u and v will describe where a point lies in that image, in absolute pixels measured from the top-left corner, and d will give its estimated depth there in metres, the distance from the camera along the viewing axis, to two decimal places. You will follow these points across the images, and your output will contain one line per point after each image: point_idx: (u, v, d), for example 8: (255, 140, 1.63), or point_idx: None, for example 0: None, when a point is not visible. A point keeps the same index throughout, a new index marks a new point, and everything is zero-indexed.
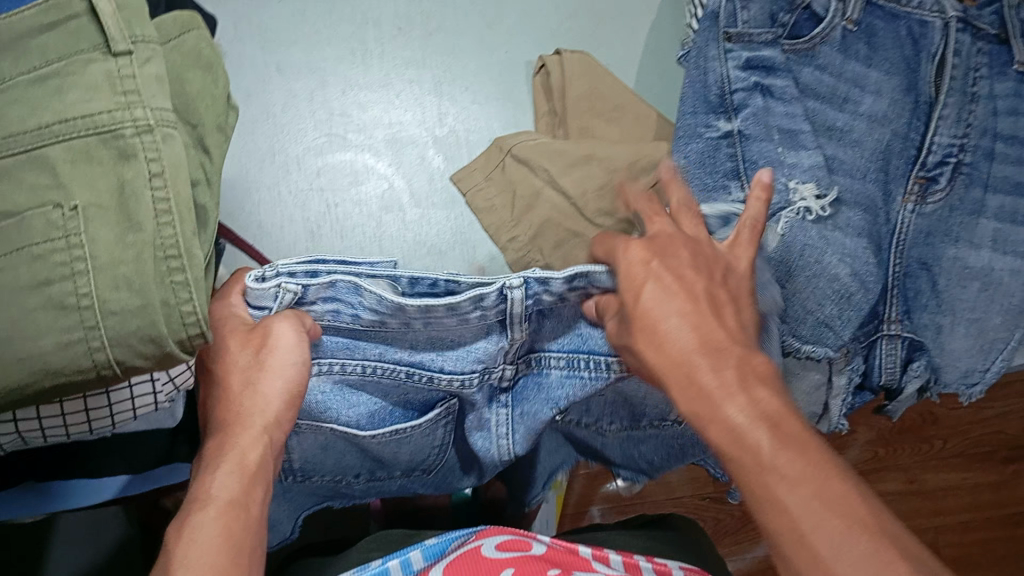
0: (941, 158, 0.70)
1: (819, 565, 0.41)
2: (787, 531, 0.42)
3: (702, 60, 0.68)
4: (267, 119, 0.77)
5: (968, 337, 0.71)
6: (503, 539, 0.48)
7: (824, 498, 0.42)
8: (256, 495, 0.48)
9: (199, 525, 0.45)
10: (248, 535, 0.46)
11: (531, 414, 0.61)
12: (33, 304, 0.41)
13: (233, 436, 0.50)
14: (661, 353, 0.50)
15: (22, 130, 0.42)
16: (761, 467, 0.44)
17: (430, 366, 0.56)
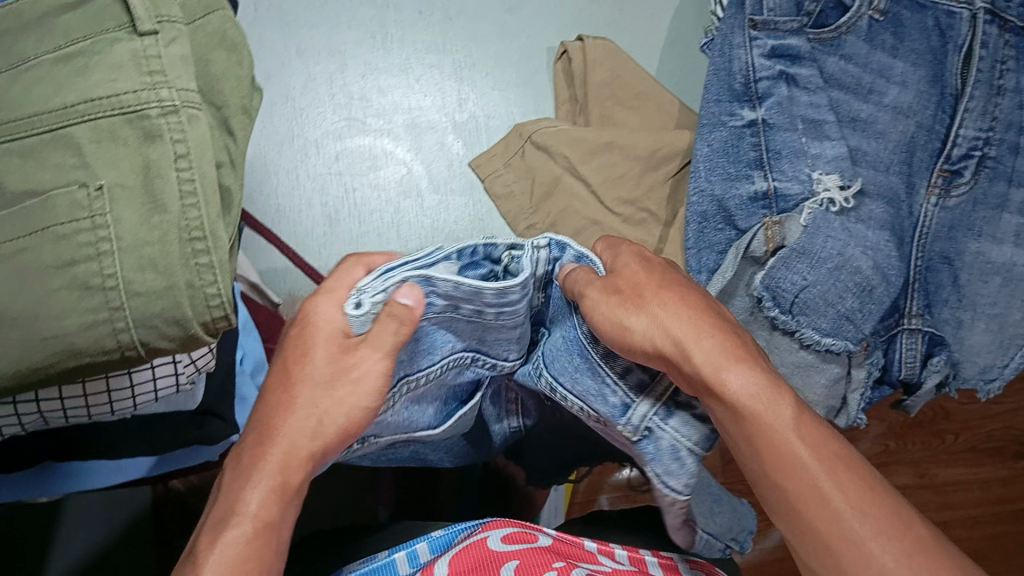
0: (965, 151, 0.69)
1: (843, 523, 0.41)
2: (808, 491, 0.42)
3: (727, 47, 0.68)
4: (286, 103, 0.76)
5: (987, 333, 0.70)
6: (510, 531, 0.47)
7: (843, 460, 0.43)
8: (287, 516, 0.43)
9: (234, 545, 0.40)
10: (274, 564, 0.41)
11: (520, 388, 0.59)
12: (57, 284, 0.41)
13: (265, 444, 0.43)
14: (678, 319, 0.45)
15: (48, 109, 0.42)
16: (780, 431, 0.43)
17: (496, 355, 0.52)
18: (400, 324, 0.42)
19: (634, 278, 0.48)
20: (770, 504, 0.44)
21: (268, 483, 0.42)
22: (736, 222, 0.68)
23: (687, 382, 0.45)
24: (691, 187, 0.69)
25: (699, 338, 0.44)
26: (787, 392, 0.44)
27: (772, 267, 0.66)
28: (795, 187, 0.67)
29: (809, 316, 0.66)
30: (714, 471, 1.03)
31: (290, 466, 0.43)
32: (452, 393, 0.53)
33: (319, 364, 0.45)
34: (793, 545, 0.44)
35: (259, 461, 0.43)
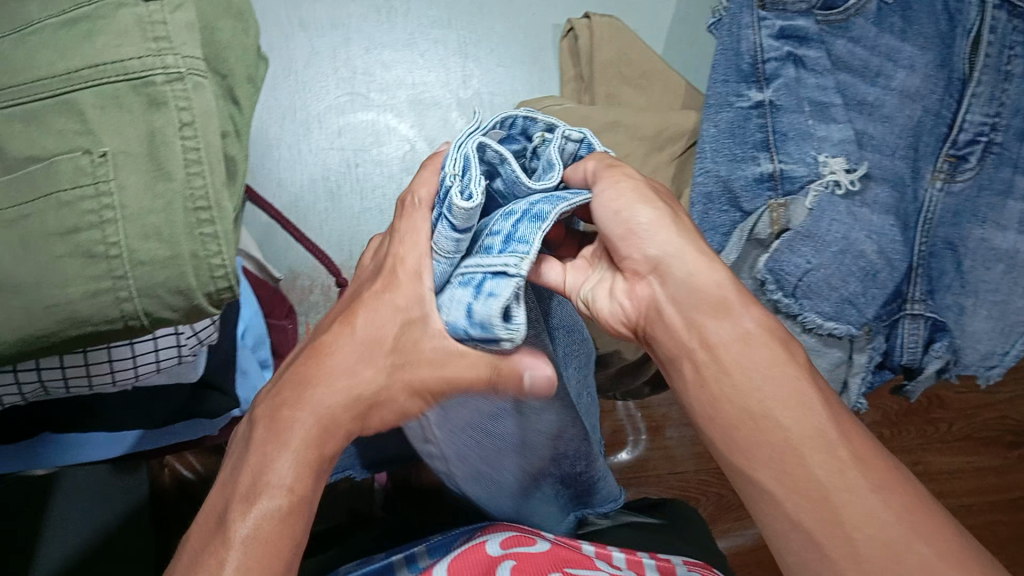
0: (972, 137, 0.68)
1: (844, 463, 0.42)
2: (813, 432, 0.43)
3: (736, 27, 0.69)
4: (289, 76, 0.75)
5: (988, 320, 0.69)
6: (507, 535, 0.49)
7: (840, 414, 0.44)
8: (316, 488, 0.46)
9: (268, 516, 0.43)
10: (298, 531, 0.44)
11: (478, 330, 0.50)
12: (60, 251, 0.41)
13: (294, 415, 0.47)
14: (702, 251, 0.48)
15: (50, 74, 0.41)
16: (790, 370, 0.45)
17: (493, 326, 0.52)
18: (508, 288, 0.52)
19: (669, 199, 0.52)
20: (759, 450, 0.44)
21: (300, 455, 0.45)
22: (741, 204, 0.68)
23: (693, 299, 0.47)
24: (697, 167, 0.69)
25: (713, 261, 0.48)
26: (795, 346, 0.47)
27: (776, 249, 0.66)
28: (800, 169, 0.66)
29: (813, 299, 0.66)
30: (707, 455, 1.03)
31: (323, 440, 0.47)
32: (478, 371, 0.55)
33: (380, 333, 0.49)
34: (777, 496, 0.43)
35: (287, 433, 0.46)
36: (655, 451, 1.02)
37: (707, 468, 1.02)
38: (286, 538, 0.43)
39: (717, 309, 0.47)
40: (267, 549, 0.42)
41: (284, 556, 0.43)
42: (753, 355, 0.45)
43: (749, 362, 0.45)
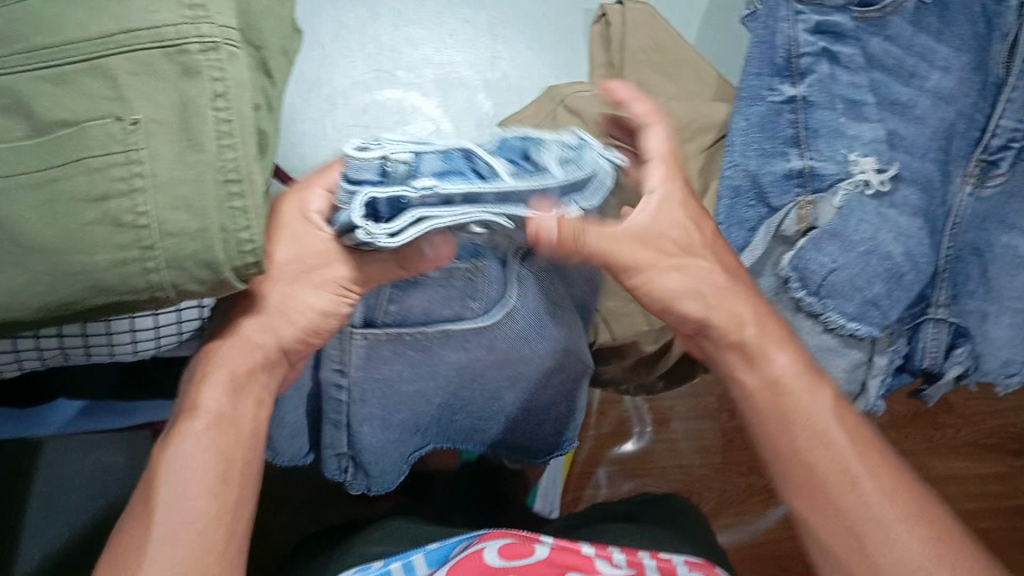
0: (1005, 142, 0.67)
1: (871, 498, 0.49)
2: (840, 472, 0.50)
3: (772, 20, 0.67)
4: (316, 49, 0.75)
5: (1011, 328, 0.68)
6: (505, 545, 0.46)
7: (869, 453, 0.51)
8: (244, 406, 0.51)
9: (193, 436, 0.49)
10: (237, 450, 0.50)
11: (434, 307, 0.58)
12: (89, 219, 0.40)
13: (216, 349, 0.52)
14: (733, 301, 0.56)
15: (84, 38, 0.40)
16: (813, 409, 0.52)
17: (451, 318, 0.58)
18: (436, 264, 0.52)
19: (688, 236, 0.57)
20: (795, 481, 0.52)
21: (220, 382, 0.51)
22: (768, 199, 0.67)
23: (728, 347, 0.56)
24: (724, 161, 0.68)
25: (741, 300, 0.57)
26: (820, 385, 0.54)
27: (801, 248, 0.66)
28: (830, 167, 0.66)
29: (835, 299, 0.66)
30: (713, 449, 1.02)
31: (246, 361, 0.52)
32: (422, 338, 0.58)
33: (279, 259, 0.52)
34: (816, 532, 0.51)
35: (208, 367, 0.51)
36: (661, 445, 1.02)
37: (711, 462, 1.02)
38: (213, 473, 0.48)
39: (749, 359, 0.55)
40: (188, 481, 0.47)
41: (211, 482, 0.47)
42: (784, 398, 0.53)
43: (783, 407, 0.53)
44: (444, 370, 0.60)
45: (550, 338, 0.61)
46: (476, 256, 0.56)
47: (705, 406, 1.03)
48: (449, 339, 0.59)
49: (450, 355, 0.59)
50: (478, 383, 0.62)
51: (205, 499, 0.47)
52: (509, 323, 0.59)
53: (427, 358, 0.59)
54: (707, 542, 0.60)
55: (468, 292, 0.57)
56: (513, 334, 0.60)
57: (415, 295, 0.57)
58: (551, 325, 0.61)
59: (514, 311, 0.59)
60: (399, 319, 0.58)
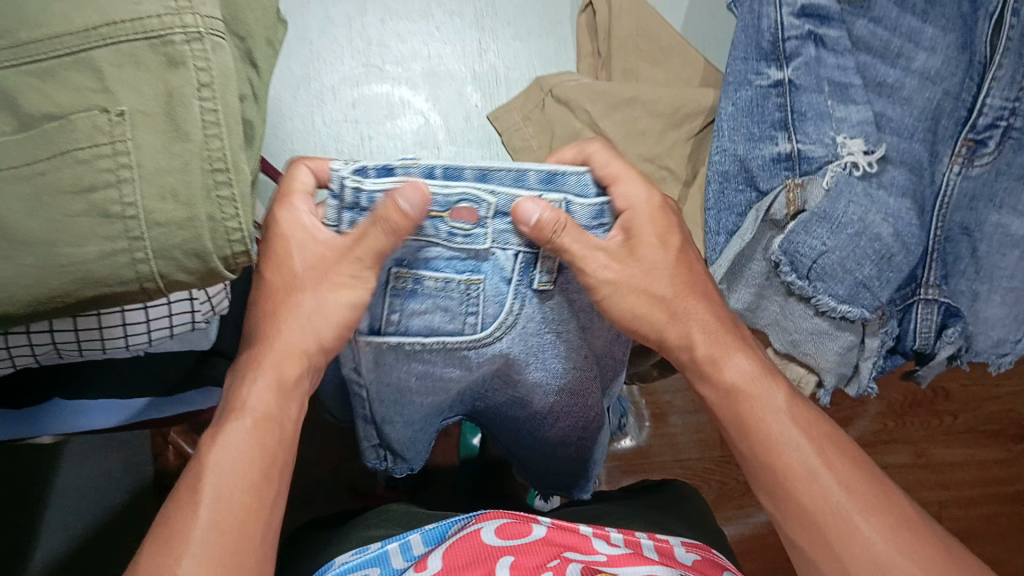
0: (992, 121, 0.66)
1: (829, 492, 0.50)
2: (801, 466, 0.52)
3: (757, 5, 0.66)
4: (304, 46, 0.75)
5: (1004, 306, 0.68)
6: (503, 523, 0.46)
7: (823, 445, 0.53)
8: (290, 411, 0.53)
9: (235, 433, 0.50)
10: (280, 450, 0.51)
11: (435, 306, 0.51)
12: (77, 210, 0.40)
13: (261, 352, 0.53)
14: (699, 317, 0.57)
15: (68, 31, 0.39)
16: (765, 409, 0.54)
17: (447, 330, 0.52)
18: (397, 222, 0.44)
19: (653, 260, 0.56)
20: (761, 474, 0.53)
21: (267, 383, 0.52)
22: (756, 184, 0.68)
23: (688, 356, 0.57)
24: (713, 146, 0.69)
25: (701, 308, 0.57)
26: (773, 376, 0.56)
27: (791, 231, 0.66)
28: (818, 150, 0.65)
29: (825, 282, 0.66)
30: (711, 441, 1.03)
31: (285, 365, 0.53)
32: (423, 352, 0.53)
33: (298, 266, 0.53)
34: (783, 524, 0.52)
35: (257, 363, 0.53)
36: (659, 438, 1.02)
37: (711, 455, 1.02)
38: (256, 469, 0.49)
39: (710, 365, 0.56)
40: (231, 474, 0.48)
41: (254, 479, 0.49)
42: (745, 395, 0.55)
43: (757, 403, 0.54)
44: (450, 382, 0.57)
45: (566, 355, 0.57)
46: (476, 268, 0.49)
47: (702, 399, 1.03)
48: (451, 353, 0.53)
49: (455, 368, 0.55)
50: (496, 387, 0.61)
51: (244, 492, 0.48)
52: (514, 340, 0.54)
53: (432, 369, 0.55)
54: (704, 525, 0.61)
55: (469, 306, 0.51)
56: (526, 347, 0.55)
57: (414, 305, 0.51)
58: (565, 341, 0.56)
59: (515, 329, 0.53)
60: (399, 330, 0.52)
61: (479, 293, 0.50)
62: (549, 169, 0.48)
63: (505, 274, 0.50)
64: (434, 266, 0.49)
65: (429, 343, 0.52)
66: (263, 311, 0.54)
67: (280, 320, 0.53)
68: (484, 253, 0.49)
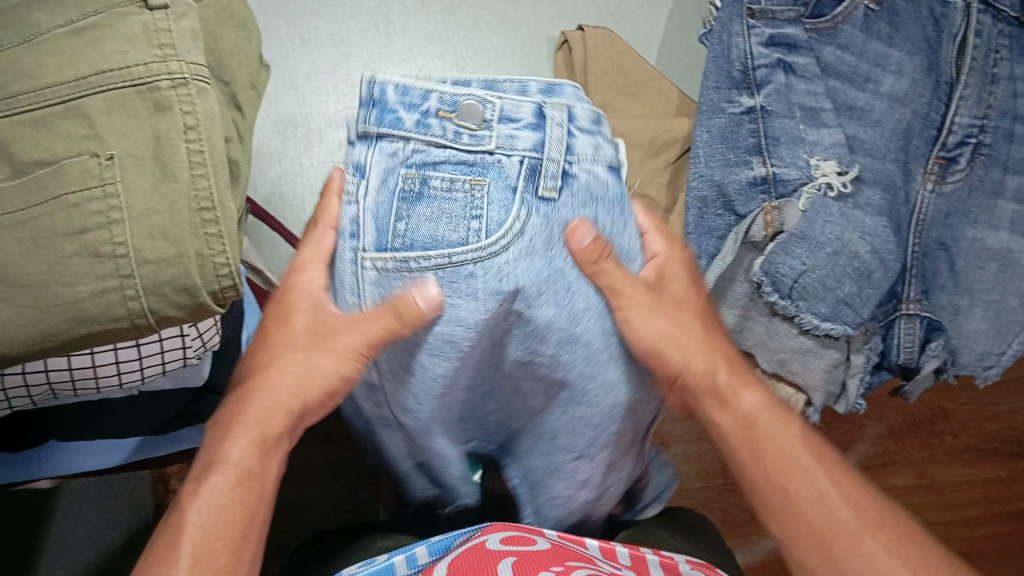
0: (962, 138, 0.70)
1: (830, 505, 0.53)
2: (810, 492, 0.54)
3: (726, 35, 0.69)
4: (290, 92, 0.77)
5: (985, 319, 0.70)
6: (507, 535, 0.49)
7: (838, 480, 0.55)
8: (269, 467, 0.53)
9: (216, 491, 0.50)
10: (259, 507, 0.51)
11: (438, 210, 0.51)
12: (69, 251, 0.41)
13: (239, 420, 0.53)
14: (702, 349, 0.60)
15: (59, 81, 0.42)
16: (782, 440, 0.57)
17: (450, 237, 0.50)
18: (403, 316, 0.50)
19: (682, 292, 0.61)
20: (774, 503, 0.55)
21: (249, 439, 0.52)
22: (735, 208, 0.69)
23: (701, 394, 0.59)
24: (690, 172, 0.70)
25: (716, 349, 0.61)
26: (788, 418, 0.59)
27: (771, 252, 0.67)
28: (793, 172, 0.67)
29: (810, 300, 0.67)
30: (713, 471, 1.02)
31: (267, 423, 0.54)
32: (423, 269, 0.51)
33: (296, 330, 0.55)
34: (785, 544, 0.54)
35: (237, 422, 0.53)
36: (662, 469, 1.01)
37: (713, 485, 1.02)
38: (240, 525, 0.49)
39: (719, 395, 0.59)
40: (215, 530, 0.48)
41: (235, 535, 0.49)
42: (760, 425, 0.58)
43: (771, 438, 0.57)
44: (465, 335, 0.51)
45: (578, 322, 0.54)
46: (480, 170, 0.51)
47: (701, 428, 1.02)
48: (455, 273, 0.50)
49: (462, 310, 0.51)
50: (528, 364, 0.54)
51: (227, 548, 0.48)
52: (523, 255, 0.51)
53: (445, 316, 0.51)
54: (708, 540, 0.61)
55: (472, 210, 0.51)
56: (527, 283, 0.51)
57: (419, 210, 0.51)
58: (580, 300, 0.53)
59: (522, 241, 0.51)
60: (405, 241, 0.50)
61: (478, 197, 0.51)
62: (549, 81, 0.53)
63: (510, 182, 0.51)
64: (440, 166, 0.51)
65: (433, 255, 0.50)
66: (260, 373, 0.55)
67: (263, 373, 0.55)
68: (489, 159, 0.51)
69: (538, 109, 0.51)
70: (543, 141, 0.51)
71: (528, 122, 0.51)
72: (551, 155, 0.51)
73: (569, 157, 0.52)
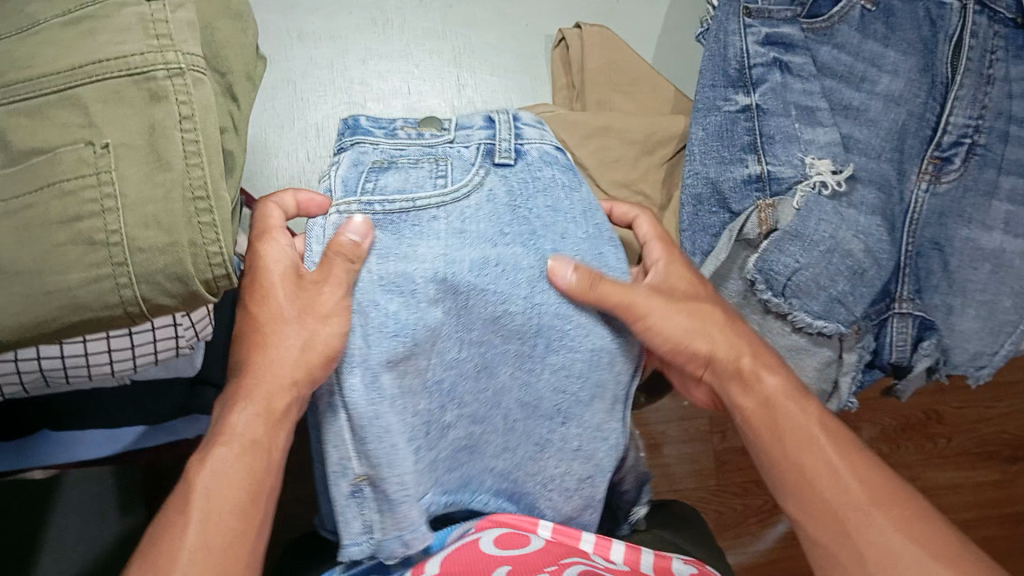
0: (956, 138, 0.70)
1: (839, 478, 0.55)
2: (825, 468, 0.55)
3: (722, 35, 0.70)
4: (287, 86, 0.78)
5: (977, 319, 0.70)
6: (501, 534, 0.54)
7: (852, 456, 0.56)
8: (276, 438, 0.54)
9: (223, 459, 0.51)
10: (265, 477, 0.52)
11: (407, 176, 0.59)
12: (62, 238, 0.42)
13: (246, 391, 0.54)
14: (727, 338, 0.61)
15: (56, 71, 0.43)
16: (798, 417, 0.58)
17: (416, 190, 0.59)
18: (348, 256, 0.55)
19: (694, 289, 0.63)
20: (790, 480, 0.57)
21: (256, 409, 0.53)
22: (730, 205, 0.69)
23: (722, 376, 0.62)
24: (686, 170, 0.70)
25: (740, 338, 0.62)
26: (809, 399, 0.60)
27: (765, 250, 0.67)
28: (787, 170, 0.67)
29: (802, 298, 0.67)
30: (708, 472, 1.02)
31: (276, 398, 0.54)
32: (388, 207, 0.58)
33: (281, 295, 0.56)
34: (799, 518, 0.56)
35: (247, 391, 0.54)
36: (656, 469, 1.01)
37: (707, 485, 1.02)
38: (243, 496, 0.51)
39: (744, 380, 0.61)
40: (221, 496, 0.50)
41: (236, 504, 0.50)
42: (779, 404, 0.59)
43: (791, 416, 0.58)
44: (418, 268, 0.57)
45: (543, 264, 0.60)
46: (444, 155, 0.61)
47: (696, 429, 1.02)
48: (420, 215, 0.59)
49: (423, 249, 0.58)
50: (498, 322, 0.59)
51: (233, 515, 0.50)
52: (483, 204, 0.60)
53: (402, 254, 0.58)
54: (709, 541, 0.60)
55: (436, 175, 0.60)
56: (483, 229, 0.60)
57: (388, 177, 0.59)
58: (545, 242, 0.61)
59: (482, 192, 0.61)
60: (375, 192, 0.58)
61: (442, 169, 0.60)
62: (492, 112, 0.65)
63: (469, 161, 0.61)
64: (409, 154, 0.61)
65: (400, 202, 0.58)
66: (263, 342, 0.55)
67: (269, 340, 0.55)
68: (450, 150, 0.62)
69: (487, 116, 0.64)
70: (493, 135, 0.63)
71: (479, 125, 0.64)
72: (502, 137, 0.62)
73: (517, 139, 0.63)
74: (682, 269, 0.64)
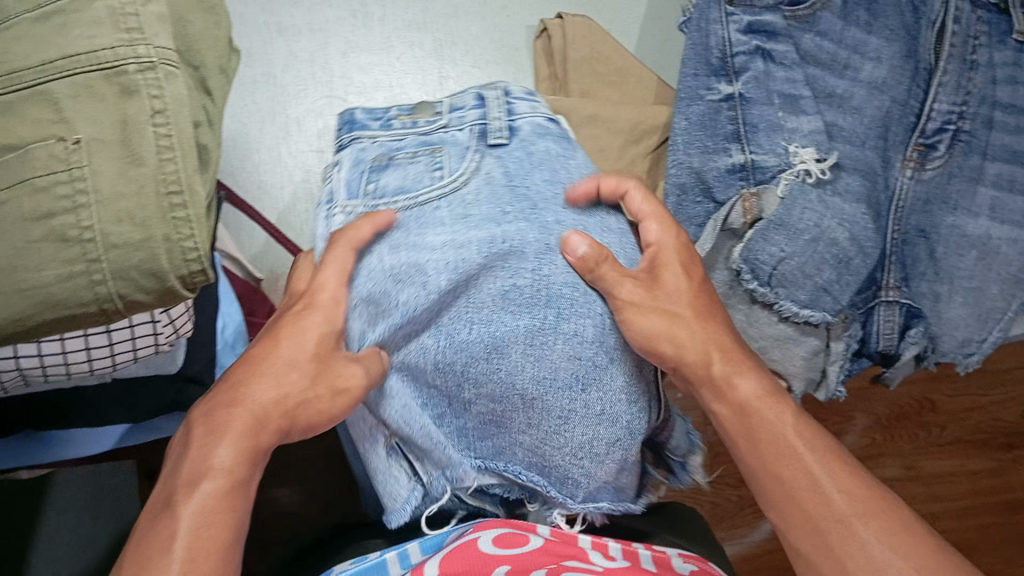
0: (940, 125, 0.70)
1: (817, 487, 0.53)
2: (804, 478, 0.53)
3: (704, 23, 0.69)
4: (268, 81, 0.77)
5: (965, 307, 0.70)
6: (501, 532, 0.52)
7: (834, 465, 0.53)
8: (254, 474, 0.50)
9: (207, 496, 0.47)
10: (245, 514, 0.49)
11: (405, 171, 0.59)
12: (35, 235, 0.41)
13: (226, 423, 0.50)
14: (699, 335, 0.59)
15: (24, 66, 0.41)
16: (777, 424, 0.56)
17: (415, 185, 0.59)
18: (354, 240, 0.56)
19: (676, 284, 0.61)
20: (773, 491, 0.54)
21: (239, 445, 0.50)
22: (713, 194, 0.68)
23: (693, 380, 0.59)
24: (669, 161, 0.69)
25: (715, 331, 0.60)
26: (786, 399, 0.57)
27: (749, 240, 0.67)
28: (771, 159, 0.67)
29: (789, 288, 0.68)
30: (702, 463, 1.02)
31: (259, 432, 0.51)
32: (394, 203, 0.59)
33: (283, 341, 0.54)
34: (783, 531, 0.54)
35: (226, 423, 0.50)
36: None
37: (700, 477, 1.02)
38: (230, 534, 0.47)
39: (721, 383, 0.58)
40: (208, 534, 0.46)
41: (224, 543, 0.47)
42: (758, 409, 0.56)
43: (774, 423, 0.56)
44: (433, 258, 0.57)
45: (550, 237, 0.59)
46: (438, 142, 0.60)
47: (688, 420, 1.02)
48: (422, 209, 0.59)
49: (431, 238, 0.58)
50: (508, 296, 0.57)
51: (217, 556, 0.46)
52: (483, 188, 0.59)
53: (412, 244, 0.58)
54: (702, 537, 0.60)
55: (433, 168, 0.59)
56: (484, 210, 0.59)
57: (388, 173, 0.60)
58: (548, 216, 0.59)
59: (479, 175, 0.59)
60: (376, 194, 0.59)
61: (437, 161, 0.60)
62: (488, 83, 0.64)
63: (463, 145, 0.60)
64: (404, 146, 0.60)
65: (403, 199, 0.59)
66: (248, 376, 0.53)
67: (256, 373, 0.53)
68: (444, 134, 0.61)
69: (478, 94, 0.62)
70: (484, 114, 0.61)
71: (471, 105, 0.62)
72: (493, 116, 0.61)
73: (509, 115, 0.61)
74: (672, 255, 0.61)
